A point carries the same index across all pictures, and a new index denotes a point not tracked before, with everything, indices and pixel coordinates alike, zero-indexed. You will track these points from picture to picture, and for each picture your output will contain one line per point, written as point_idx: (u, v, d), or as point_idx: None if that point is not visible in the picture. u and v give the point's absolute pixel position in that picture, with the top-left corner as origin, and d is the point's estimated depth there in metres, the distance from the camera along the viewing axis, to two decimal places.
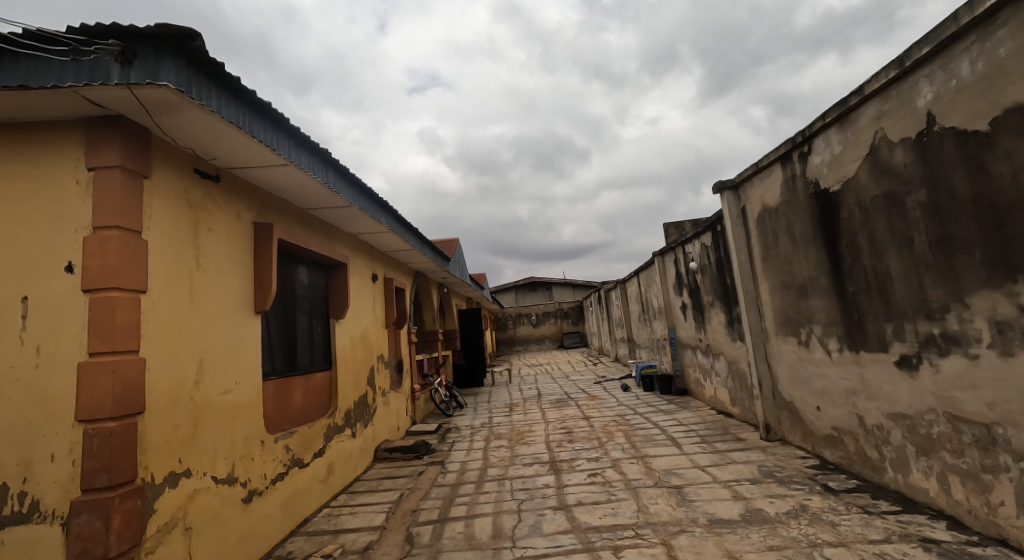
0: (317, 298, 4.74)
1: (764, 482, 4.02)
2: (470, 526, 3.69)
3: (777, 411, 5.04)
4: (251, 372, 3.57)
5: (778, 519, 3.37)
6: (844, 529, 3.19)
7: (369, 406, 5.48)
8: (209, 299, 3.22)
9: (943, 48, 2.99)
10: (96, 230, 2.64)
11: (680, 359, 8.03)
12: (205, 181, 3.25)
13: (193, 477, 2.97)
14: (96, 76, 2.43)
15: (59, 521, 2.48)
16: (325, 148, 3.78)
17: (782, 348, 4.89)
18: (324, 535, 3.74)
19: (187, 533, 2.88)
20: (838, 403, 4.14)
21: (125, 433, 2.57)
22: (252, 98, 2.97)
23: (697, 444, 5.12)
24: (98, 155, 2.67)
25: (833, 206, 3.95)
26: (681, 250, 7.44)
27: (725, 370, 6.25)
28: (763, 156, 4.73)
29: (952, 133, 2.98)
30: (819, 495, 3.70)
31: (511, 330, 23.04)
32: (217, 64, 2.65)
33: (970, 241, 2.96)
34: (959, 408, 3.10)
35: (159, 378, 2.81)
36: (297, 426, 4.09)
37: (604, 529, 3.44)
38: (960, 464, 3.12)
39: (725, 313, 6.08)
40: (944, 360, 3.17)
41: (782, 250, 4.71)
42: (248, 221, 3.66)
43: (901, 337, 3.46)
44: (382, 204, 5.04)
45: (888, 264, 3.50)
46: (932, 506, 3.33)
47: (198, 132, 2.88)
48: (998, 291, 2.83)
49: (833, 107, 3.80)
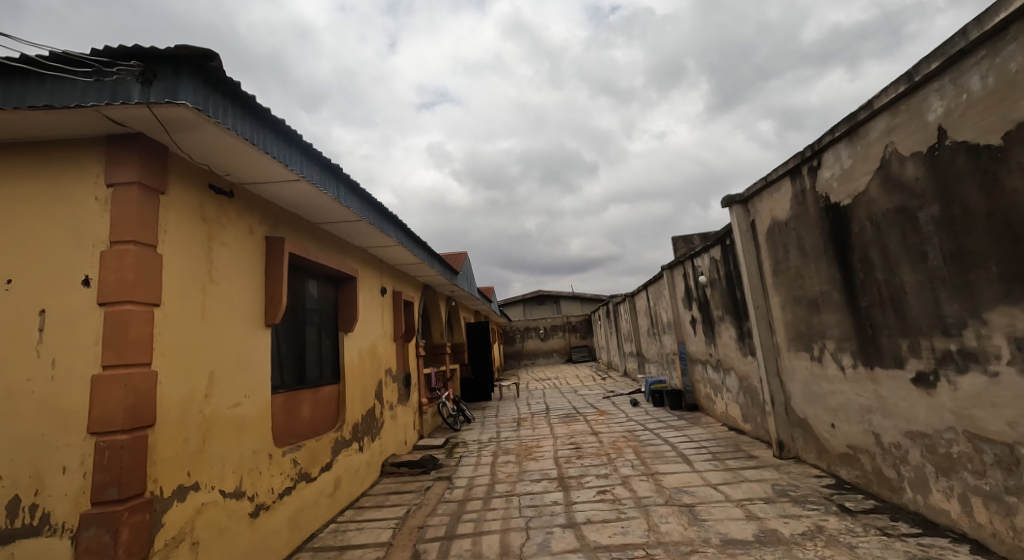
0: (326, 311, 4.77)
1: (777, 501, 3.93)
2: (477, 543, 3.64)
3: (790, 427, 4.95)
4: (260, 385, 3.58)
5: (793, 541, 3.29)
6: (862, 551, 3.10)
7: (377, 420, 5.47)
8: (221, 313, 3.26)
9: (953, 62, 2.98)
10: (113, 244, 2.69)
11: (689, 373, 7.94)
12: (220, 197, 3.32)
13: (202, 490, 2.97)
14: (117, 96, 2.50)
15: (68, 534, 2.49)
16: (336, 163, 3.84)
17: (794, 364, 4.82)
18: (331, 551, 3.70)
19: (194, 547, 2.87)
20: (853, 420, 4.06)
21: (136, 445, 2.59)
22: (266, 115, 3.03)
23: (708, 461, 5.04)
24: (117, 171, 2.74)
25: (844, 220, 3.92)
26: (690, 264, 7.40)
27: (735, 385, 6.17)
28: (772, 170, 4.73)
29: (964, 147, 2.95)
30: (835, 516, 3.61)
31: (520, 344, 23.00)
32: (233, 83, 2.72)
33: (986, 256, 2.91)
34: (979, 427, 3.02)
35: (171, 391, 2.83)
36: (305, 439, 4.09)
37: (614, 549, 3.38)
38: (982, 485, 3.03)
39: (735, 328, 6.02)
40: (962, 377, 3.10)
41: (792, 264, 4.67)
42: (260, 235, 3.71)
43: (917, 353, 3.39)
44: (392, 218, 5.09)
45: (901, 278, 3.46)
46: (954, 529, 3.23)
47: (214, 149, 2.95)
48: (1016, 307, 2.78)
49: (842, 122, 3.79)
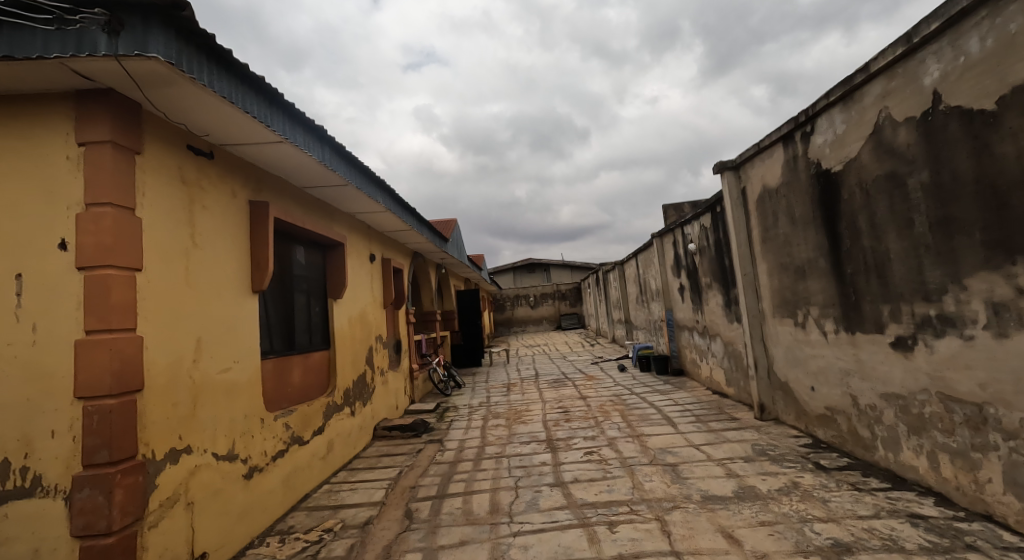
0: (314, 278, 4.73)
1: (757, 460, 4.09)
2: (468, 502, 3.76)
3: (771, 391, 5.10)
4: (249, 351, 3.57)
5: (770, 496, 3.44)
6: (834, 505, 3.26)
7: (368, 385, 5.52)
8: (205, 279, 3.20)
9: (953, 23, 2.91)
10: (89, 207, 2.61)
11: (676, 339, 8.08)
12: (200, 158, 3.20)
13: (194, 453, 3.00)
14: (82, 48, 2.35)
15: (61, 495, 2.51)
16: (321, 125, 3.71)
17: (778, 329, 4.91)
18: (325, 510, 3.80)
19: (189, 507, 2.92)
20: (832, 384, 4.19)
21: (125, 409, 2.59)
22: (245, 71, 2.89)
23: (692, 423, 5.20)
24: (88, 130, 2.62)
25: (834, 186, 3.92)
26: (680, 232, 7.41)
27: (721, 350, 6.30)
28: (765, 136, 4.67)
29: (958, 112, 2.93)
30: (810, 473, 3.77)
31: (509, 311, 23.17)
32: (208, 36, 2.58)
33: (970, 223, 2.94)
34: (952, 389, 3.13)
35: (157, 356, 2.81)
36: (296, 404, 4.12)
37: (600, 505, 3.51)
38: (951, 443, 3.16)
39: (722, 295, 6.10)
40: (939, 341, 3.18)
41: (781, 232, 4.69)
42: (243, 199, 3.62)
43: (897, 318, 3.47)
44: (379, 183, 4.98)
45: (887, 245, 3.49)
46: (921, 483, 3.39)
47: (191, 106, 2.82)
48: (996, 273, 2.83)
49: (838, 86, 3.73)
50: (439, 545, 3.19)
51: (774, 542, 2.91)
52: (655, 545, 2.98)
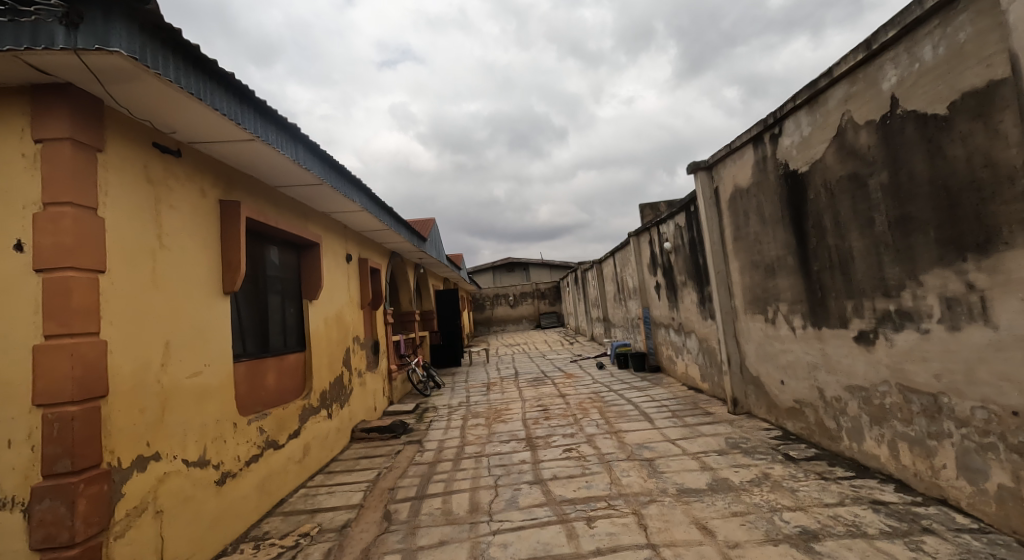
0: (289, 279, 4.63)
1: (729, 452, 4.21)
2: (447, 502, 3.75)
3: (744, 385, 5.25)
4: (221, 354, 3.48)
5: (743, 487, 3.55)
6: (802, 494, 3.39)
7: (345, 388, 5.45)
8: (173, 280, 3.10)
9: (908, 31, 3.04)
10: (47, 206, 2.50)
11: (653, 337, 8.22)
12: (166, 156, 3.10)
13: (163, 460, 2.91)
14: (39, 41, 2.25)
15: (20, 508, 2.40)
16: (294, 123, 3.64)
17: (750, 325, 5.06)
18: (301, 514, 3.74)
19: (158, 516, 2.83)
20: (800, 377, 4.34)
21: (87, 417, 2.49)
22: (213, 67, 2.81)
23: (669, 419, 5.31)
24: (45, 126, 2.51)
25: (802, 186, 4.05)
26: (656, 231, 7.53)
27: (696, 346, 6.45)
28: (736, 137, 4.81)
29: (914, 116, 3.07)
30: (780, 464, 3.90)
31: (488, 311, 23.18)
32: (174, 30, 2.50)
33: (925, 221, 3.08)
34: (910, 380, 3.28)
35: (123, 361, 2.72)
36: (270, 408, 4.03)
37: (578, 501, 3.56)
38: (909, 431, 3.31)
39: (696, 292, 6.25)
40: (898, 334, 3.34)
41: (752, 231, 4.83)
42: (213, 198, 3.52)
43: (860, 313, 3.63)
44: (356, 182, 4.92)
45: (850, 243, 3.64)
46: (883, 471, 3.55)
47: (156, 103, 2.73)
48: (948, 269, 2.97)
49: (803, 90, 3.86)
50: (418, 546, 3.17)
51: (745, 531, 3.00)
52: (632, 539, 3.04)
